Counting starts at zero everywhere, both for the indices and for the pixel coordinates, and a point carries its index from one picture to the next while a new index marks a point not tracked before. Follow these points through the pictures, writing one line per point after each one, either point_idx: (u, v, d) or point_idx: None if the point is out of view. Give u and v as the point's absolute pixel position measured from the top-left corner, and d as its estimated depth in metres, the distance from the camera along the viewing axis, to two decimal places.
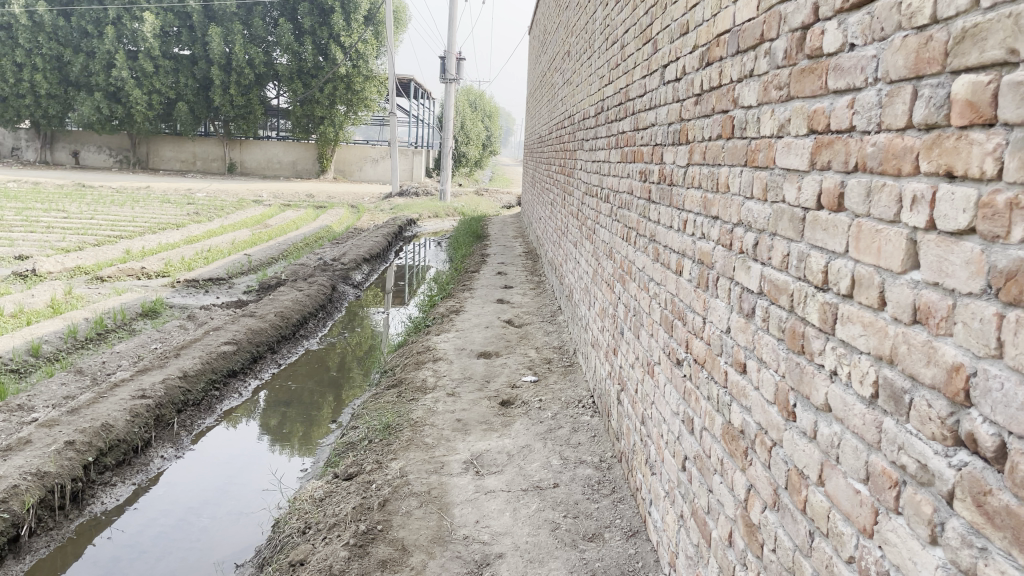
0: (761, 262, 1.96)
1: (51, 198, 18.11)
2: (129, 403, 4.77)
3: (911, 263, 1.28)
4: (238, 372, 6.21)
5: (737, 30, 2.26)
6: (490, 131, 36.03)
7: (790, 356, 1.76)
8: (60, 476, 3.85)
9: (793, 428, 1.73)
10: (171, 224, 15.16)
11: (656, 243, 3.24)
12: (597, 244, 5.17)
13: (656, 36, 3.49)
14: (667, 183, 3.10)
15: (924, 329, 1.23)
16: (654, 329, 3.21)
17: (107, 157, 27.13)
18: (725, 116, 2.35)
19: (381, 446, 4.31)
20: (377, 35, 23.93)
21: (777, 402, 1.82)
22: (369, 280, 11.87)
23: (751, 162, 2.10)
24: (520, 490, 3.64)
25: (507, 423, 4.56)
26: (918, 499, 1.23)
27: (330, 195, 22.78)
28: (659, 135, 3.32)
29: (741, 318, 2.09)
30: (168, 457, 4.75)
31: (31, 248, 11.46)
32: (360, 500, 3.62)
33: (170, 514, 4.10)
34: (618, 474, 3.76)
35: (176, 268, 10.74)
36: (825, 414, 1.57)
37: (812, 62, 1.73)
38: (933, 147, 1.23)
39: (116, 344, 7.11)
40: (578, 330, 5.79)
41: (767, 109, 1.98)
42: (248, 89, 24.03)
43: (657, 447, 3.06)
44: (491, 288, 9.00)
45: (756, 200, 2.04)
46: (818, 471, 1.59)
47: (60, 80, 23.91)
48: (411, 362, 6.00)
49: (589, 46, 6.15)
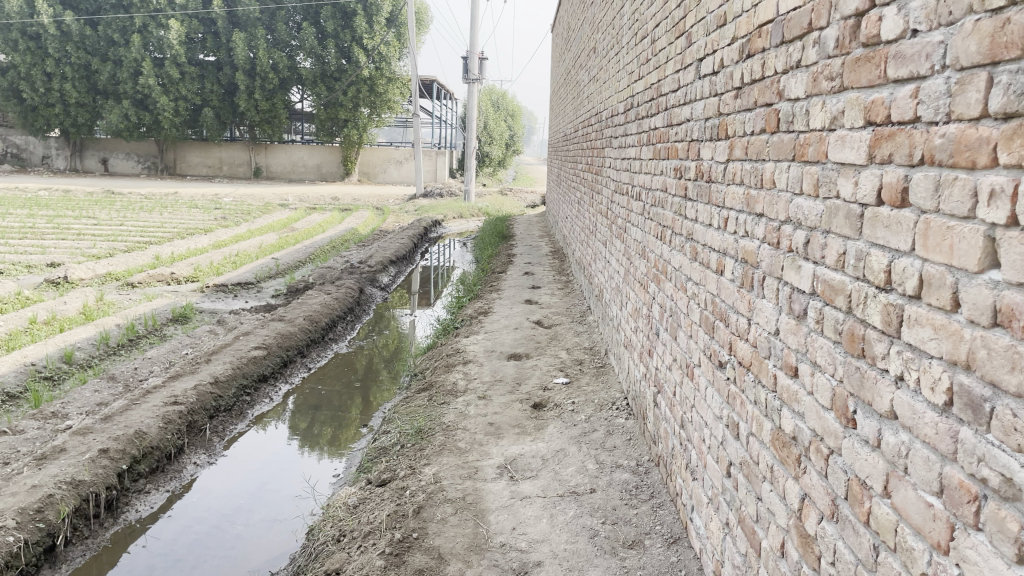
0: (813, 261, 1.88)
1: (81, 205, 18.32)
2: (162, 410, 4.76)
3: (990, 262, 1.20)
4: (268, 376, 6.20)
5: (782, 19, 2.18)
6: (513, 131, 35.99)
7: (849, 360, 1.67)
8: (94, 485, 3.85)
9: (853, 436, 1.64)
10: (198, 229, 15.26)
11: (694, 242, 3.16)
12: (629, 243, 5.08)
13: (690, 29, 3.40)
14: (705, 180, 3.01)
15: (1006, 333, 1.15)
16: (693, 331, 3.13)
17: (135, 164, 27.42)
18: (769, 109, 2.26)
19: (413, 451, 4.26)
20: (400, 37, 23.99)
21: (834, 408, 1.74)
22: (396, 282, 11.87)
23: (799, 157, 2.01)
24: (557, 496, 3.57)
25: (540, 427, 4.49)
26: (1003, 516, 1.14)
27: (355, 198, 22.87)
28: (695, 130, 3.23)
29: (792, 320, 2.01)
30: (200, 463, 4.74)
31: (62, 255, 11.58)
32: (394, 506, 3.57)
33: (204, 521, 4.08)
34: (656, 479, 3.68)
35: (205, 273, 10.80)
36: (890, 422, 1.49)
37: (868, 50, 1.64)
38: (1014, 137, 1.15)
39: (147, 350, 7.14)
40: (610, 330, 5.70)
41: (818, 101, 1.90)
42: (272, 94, 24.19)
43: (698, 452, 2.98)
44: (518, 289, 8.93)
45: (806, 196, 1.95)
46: (883, 482, 1.50)
47: (88, 88, 24.20)
48: (441, 365, 5.95)
49: (616, 42, 6.08)
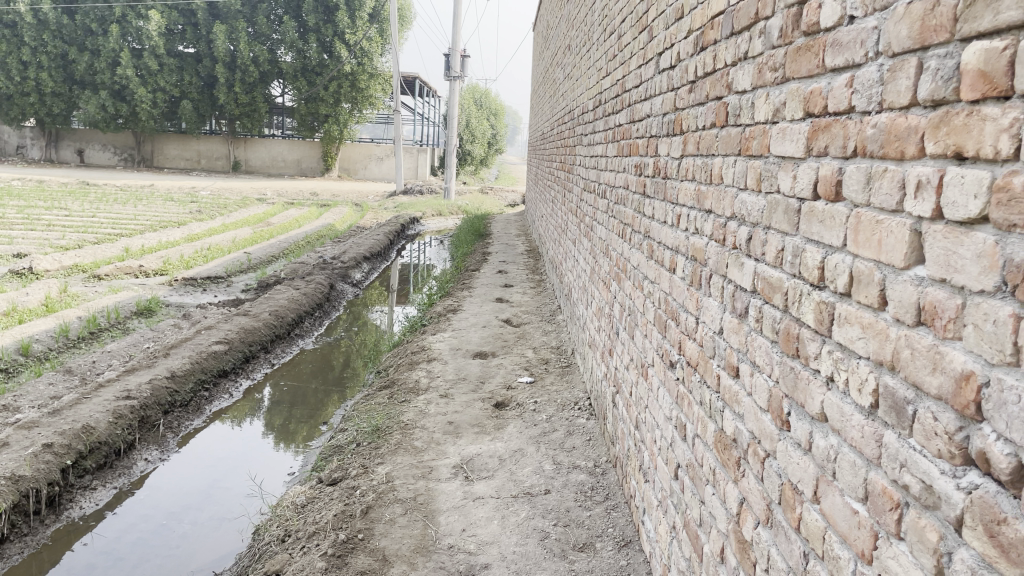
0: (754, 258, 1.82)
1: (54, 196, 18.05)
2: (113, 405, 4.65)
3: (916, 258, 1.14)
4: (229, 372, 6.08)
5: (732, 11, 2.12)
6: (496, 130, 35.93)
7: (784, 360, 1.61)
8: (35, 481, 3.73)
9: (786, 439, 1.58)
10: (172, 222, 15.06)
11: (651, 239, 3.10)
12: (594, 241, 5.02)
13: (651, 24, 3.34)
14: (662, 176, 2.95)
15: (929, 333, 1.09)
16: (648, 329, 3.07)
17: (111, 156, 27.08)
18: (719, 103, 2.21)
19: (368, 450, 4.17)
20: (382, 32, 23.85)
21: (770, 410, 1.68)
22: (370, 278, 11.76)
23: (745, 151, 1.95)
24: (510, 497, 3.50)
25: (500, 426, 4.41)
26: (923, 525, 1.08)
27: (334, 194, 22.69)
28: (654, 126, 3.17)
29: (735, 319, 1.95)
30: (151, 460, 4.63)
31: (30, 245, 11.38)
32: (342, 506, 3.49)
33: (150, 519, 3.98)
34: (612, 481, 3.61)
35: (175, 266, 10.65)
36: (821, 425, 1.43)
37: (808, 40, 1.58)
38: (941, 126, 1.08)
39: (108, 343, 6.99)
40: (576, 330, 5.65)
41: (762, 93, 1.84)
42: (252, 87, 23.96)
43: (650, 453, 2.92)
44: (491, 287, 8.86)
45: (750, 191, 1.89)
46: (813, 487, 1.45)
47: (65, 78, 23.85)
48: (405, 363, 5.86)
49: (588, 39, 6.03)
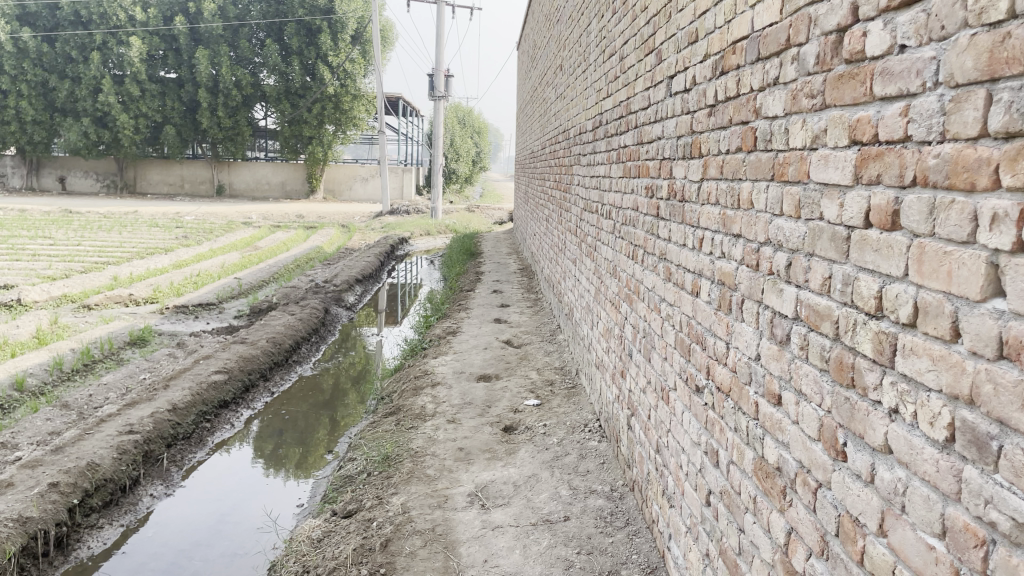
0: (796, 285, 1.81)
1: (37, 224, 17.86)
2: (117, 440, 4.57)
3: (994, 291, 1.13)
4: (229, 402, 6.00)
5: (757, 35, 2.12)
6: (479, 147, 36.02)
7: (837, 389, 1.60)
8: (43, 522, 3.65)
9: (843, 470, 1.56)
10: (159, 248, 14.93)
11: (668, 262, 3.08)
12: (599, 262, 5.02)
13: (659, 47, 3.35)
14: (679, 199, 2.94)
15: (1015, 368, 1.08)
16: (668, 353, 3.05)
17: (93, 182, 26.88)
18: (745, 127, 2.20)
19: (380, 480, 4.12)
20: (364, 54, 23.93)
21: (822, 439, 1.66)
22: (362, 300, 11.70)
23: (779, 176, 1.94)
24: (529, 524, 3.46)
25: (511, 452, 4.37)
26: (1015, 564, 1.06)
27: (320, 215, 22.62)
28: (667, 148, 3.17)
29: (774, 346, 1.93)
30: (157, 495, 4.55)
31: (16, 277, 11.23)
32: (361, 540, 3.44)
33: (160, 557, 3.90)
34: (632, 505, 3.58)
35: (165, 294, 10.54)
36: (885, 456, 1.41)
37: (851, 67, 1.58)
38: (1019, 158, 1.08)
39: (103, 376, 6.89)
40: (581, 350, 5.63)
41: (797, 119, 1.83)
42: (235, 111, 23.91)
43: (675, 478, 2.89)
44: (487, 307, 8.83)
45: (787, 217, 1.88)
46: (878, 520, 1.42)
47: (45, 106, 23.67)
48: (409, 388, 5.81)
49: (583, 60, 6.04)
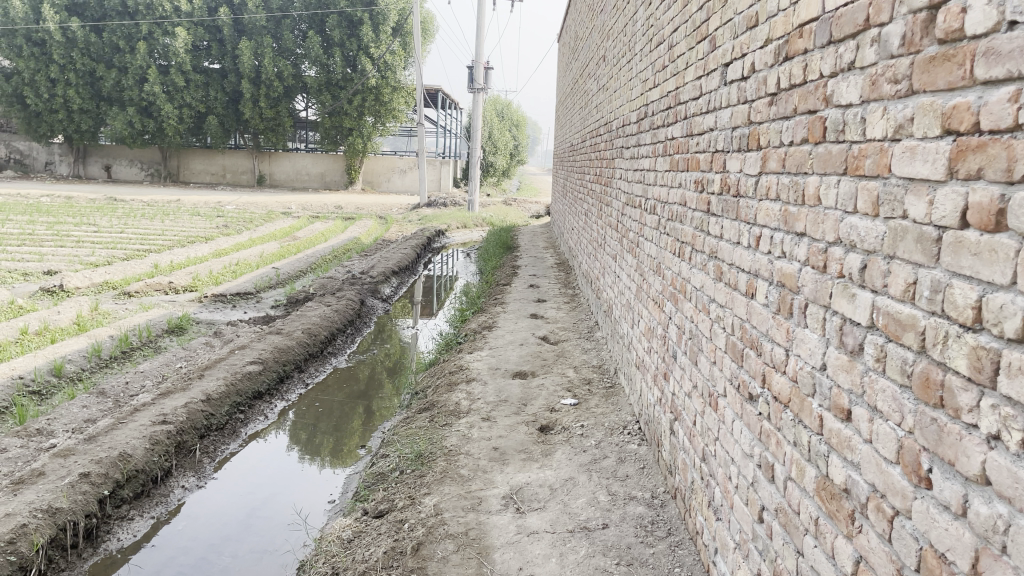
0: (872, 290, 1.64)
1: (83, 212, 18.09)
2: (150, 430, 4.53)
3: None
4: (263, 393, 5.95)
5: (829, 17, 1.94)
6: (518, 141, 35.83)
7: (921, 409, 1.43)
8: (73, 513, 3.61)
9: (927, 498, 1.40)
10: (199, 237, 15.02)
11: (719, 260, 2.91)
12: (641, 259, 4.85)
13: (714, 33, 3.17)
14: (733, 194, 2.77)
15: None
16: (718, 356, 2.88)
17: (138, 171, 27.24)
18: (813, 117, 2.03)
19: (414, 478, 4.02)
20: (405, 46, 23.86)
21: (901, 463, 1.49)
22: (398, 292, 11.63)
23: (853, 170, 1.77)
24: (567, 531, 3.31)
25: (547, 453, 4.23)
26: None
27: (358, 207, 22.65)
28: (720, 140, 3.00)
29: (845, 356, 1.76)
30: (189, 487, 4.50)
31: (60, 263, 11.35)
32: (392, 543, 3.34)
33: (189, 551, 3.84)
34: (674, 513, 3.42)
35: (204, 282, 10.57)
36: (981, 489, 1.25)
37: (946, 48, 1.41)
38: None
39: (140, 364, 6.90)
40: (620, 349, 5.46)
41: (877, 106, 1.66)
42: (277, 102, 24.05)
43: (724, 490, 2.73)
44: (524, 302, 8.68)
45: (863, 215, 1.71)
46: (970, 559, 1.26)
47: (93, 95, 24.03)
48: (443, 384, 5.70)
49: (629, 50, 5.86)
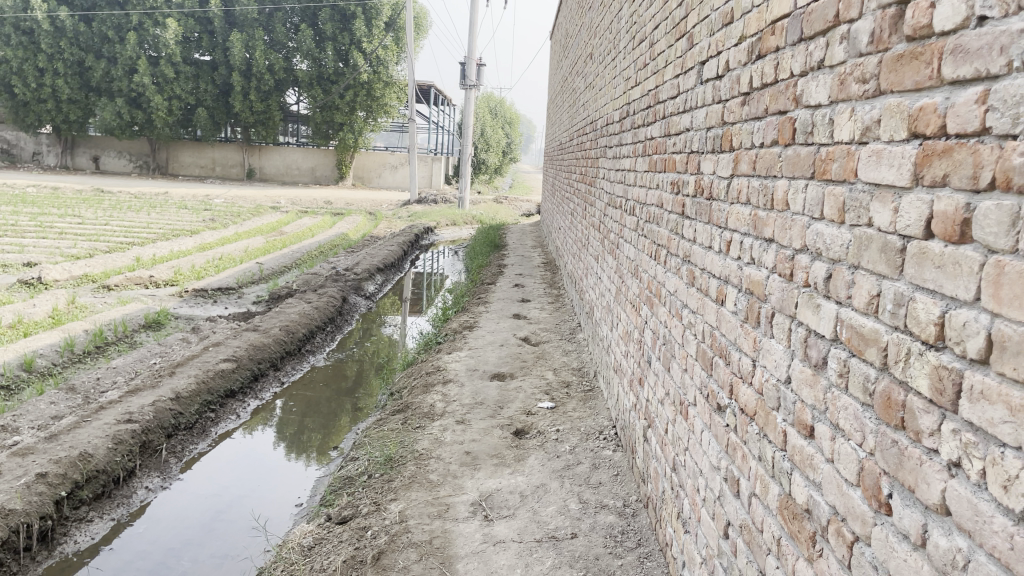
0: (836, 301, 1.55)
1: (68, 203, 17.88)
2: (113, 429, 4.41)
3: None
4: (236, 392, 5.84)
5: (800, 13, 1.85)
6: (510, 139, 35.71)
7: (882, 428, 1.34)
8: (26, 514, 3.49)
9: (886, 525, 1.31)
10: (185, 230, 14.86)
11: (691, 264, 2.83)
12: (620, 260, 4.76)
13: (692, 30, 3.08)
14: (706, 197, 2.68)
15: None
16: (689, 364, 2.79)
17: (126, 162, 27.01)
18: (782, 118, 1.94)
19: (381, 483, 3.93)
20: (398, 41, 23.71)
21: (862, 487, 1.41)
22: (383, 290, 11.52)
23: (820, 174, 1.68)
24: (534, 541, 3.22)
25: (520, 458, 4.14)
26: None
27: (348, 202, 22.50)
28: (695, 140, 2.91)
29: (809, 370, 1.68)
30: (153, 488, 4.39)
31: (40, 254, 11.19)
32: (352, 551, 3.25)
33: (148, 556, 3.74)
34: (645, 523, 3.34)
35: (186, 277, 10.43)
36: (940, 518, 1.16)
37: (914, 45, 1.32)
38: None
39: (114, 359, 6.77)
40: (599, 352, 5.37)
41: (845, 107, 1.57)
42: (267, 95, 23.86)
43: (692, 502, 2.64)
44: (507, 302, 8.57)
45: (829, 222, 1.62)
46: None
47: (81, 85, 23.77)
48: (419, 385, 5.61)
49: (613, 47, 5.76)
